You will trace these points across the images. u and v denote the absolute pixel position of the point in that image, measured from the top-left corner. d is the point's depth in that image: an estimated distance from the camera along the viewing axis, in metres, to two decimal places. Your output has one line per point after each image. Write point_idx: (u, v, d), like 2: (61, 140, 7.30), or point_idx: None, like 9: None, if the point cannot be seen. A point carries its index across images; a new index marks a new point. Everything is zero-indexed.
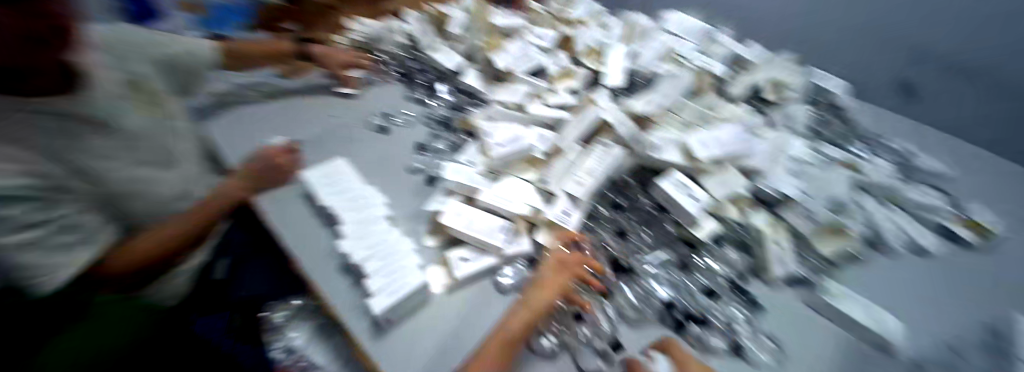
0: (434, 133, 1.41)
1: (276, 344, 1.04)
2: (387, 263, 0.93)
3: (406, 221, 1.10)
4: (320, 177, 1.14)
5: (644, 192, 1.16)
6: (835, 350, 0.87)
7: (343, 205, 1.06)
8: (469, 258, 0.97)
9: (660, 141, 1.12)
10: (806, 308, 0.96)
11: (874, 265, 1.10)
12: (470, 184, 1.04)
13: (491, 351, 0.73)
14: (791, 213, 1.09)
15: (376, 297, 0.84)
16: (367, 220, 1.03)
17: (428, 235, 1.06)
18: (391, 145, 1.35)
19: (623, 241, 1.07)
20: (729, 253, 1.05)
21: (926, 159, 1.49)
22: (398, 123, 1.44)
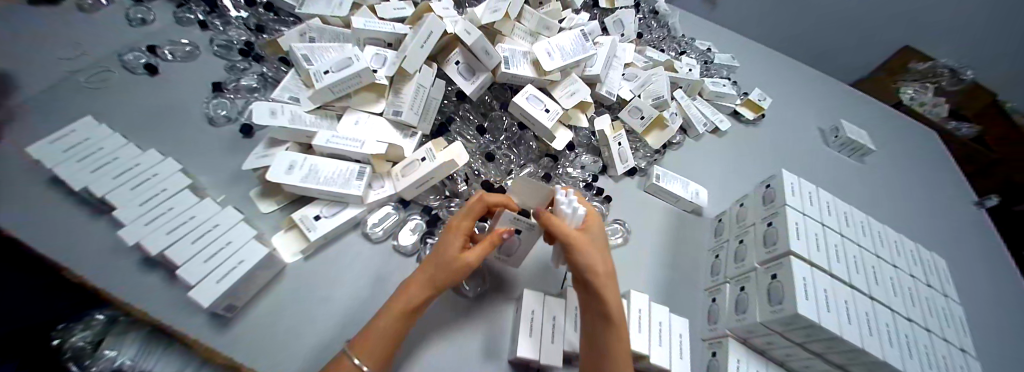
0: (232, 66, 1.15)
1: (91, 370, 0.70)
2: (207, 244, 0.74)
3: (225, 189, 0.89)
4: (67, 153, 0.81)
5: (505, 111, 1.14)
6: (662, 220, 1.13)
7: (118, 185, 0.78)
8: (324, 216, 0.84)
9: (510, 53, 1.03)
10: (642, 193, 1.19)
11: (684, 149, 1.38)
12: (296, 129, 0.85)
13: (390, 319, 0.64)
14: (626, 113, 1.23)
15: (197, 288, 0.67)
16: (165, 198, 0.78)
17: (261, 201, 0.87)
18: (177, 91, 1.06)
19: (493, 164, 1.06)
20: (581, 157, 1.19)
21: (719, 55, 1.82)
22: (173, 58, 1.14)
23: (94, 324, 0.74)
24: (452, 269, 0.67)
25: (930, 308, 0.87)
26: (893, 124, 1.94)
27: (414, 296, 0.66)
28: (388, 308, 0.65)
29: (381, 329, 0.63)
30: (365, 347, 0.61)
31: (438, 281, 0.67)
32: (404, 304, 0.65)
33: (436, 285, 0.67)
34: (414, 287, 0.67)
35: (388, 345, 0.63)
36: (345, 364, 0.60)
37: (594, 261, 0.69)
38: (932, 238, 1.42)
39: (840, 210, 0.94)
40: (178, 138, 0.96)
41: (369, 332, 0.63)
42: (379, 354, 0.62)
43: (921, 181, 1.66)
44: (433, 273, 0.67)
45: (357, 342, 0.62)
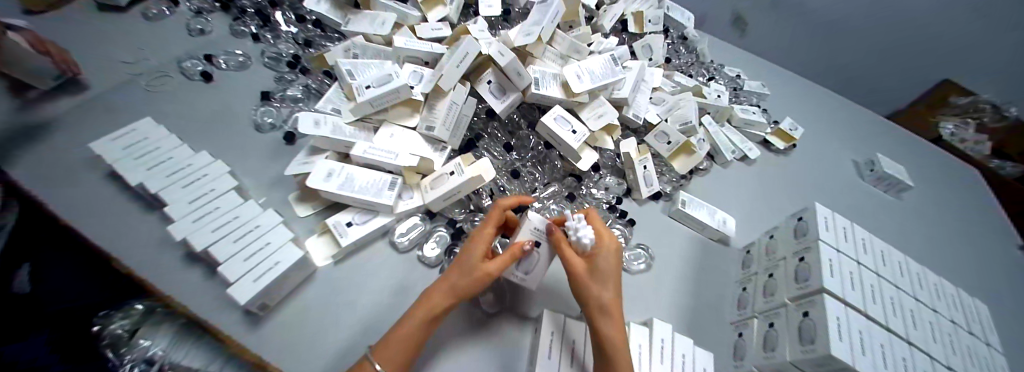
0: (280, 77, 1.23)
1: (124, 358, 0.73)
2: (247, 244, 0.78)
3: (266, 192, 0.94)
4: (129, 151, 0.88)
5: (532, 131, 1.17)
6: (686, 247, 1.12)
7: (171, 184, 0.84)
8: (356, 223, 0.87)
9: (540, 75, 1.06)
10: (666, 217, 1.18)
11: (710, 175, 1.37)
12: (336, 139, 0.89)
13: (409, 328, 0.65)
14: (652, 137, 1.23)
15: (236, 285, 0.71)
16: (212, 198, 0.84)
17: (298, 205, 0.91)
18: (229, 98, 1.14)
19: (519, 181, 1.09)
20: (605, 179, 1.19)
21: (749, 82, 1.81)
22: (227, 67, 1.23)
23: (133, 313, 0.77)
24: (474, 275, 0.68)
25: (976, 359, 0.82)
26: (934, 160, 1.85)
27: (438, 303, 0.67)
28: (411, 315, 0.66)
29: (401, 337, 0.64)
30: (387, 356, 0.63)
31: (461, 287, 0.67)
32: (427, 310, 0.66)
33: (459, 293, 0.67)
34: (437, 294, 0.68)
35: (407, 353, 0.64)
36: (367, 369, 0.62)
37: (596, 291, 0.69)
38: (979, 284, 1.34)
39: (876, 248, 0.90)
40: (226, 142, 1.03)
41: (390, 339, 0.64)
42: (398, 361, 0.63)
43: (965, 221, 1.58)
44: (456, 279, 0.68)
45: (378, 348, 0.64)
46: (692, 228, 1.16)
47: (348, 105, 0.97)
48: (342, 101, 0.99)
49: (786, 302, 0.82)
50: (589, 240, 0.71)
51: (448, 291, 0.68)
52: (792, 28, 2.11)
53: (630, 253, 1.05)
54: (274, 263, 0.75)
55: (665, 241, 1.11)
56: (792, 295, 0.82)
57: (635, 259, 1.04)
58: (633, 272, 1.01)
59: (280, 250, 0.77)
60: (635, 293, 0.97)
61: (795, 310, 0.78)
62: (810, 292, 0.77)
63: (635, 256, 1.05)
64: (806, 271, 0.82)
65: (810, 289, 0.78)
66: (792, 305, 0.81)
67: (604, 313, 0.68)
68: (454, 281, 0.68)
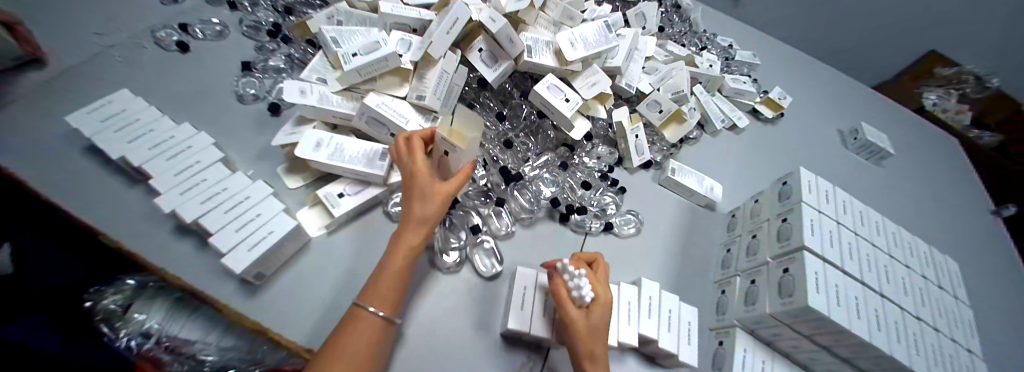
0: (260, 47, 1.18)
1: (120, 332, 0.73)
2: (238, 215, 0.77)
3: (254, 164, 0.93)
4: (105, 123, 0.85)
5: (525, 100, 1.16)
6: (674, 213, 1.14)
7: (154, 156, 0.82)
8: (347, 194, 0.87)
9: (532, 42, 1.04)
10: (655, 185, 1.20)
11: (700, 145, 1.38)
12: (323, 109, 0.87)
13: (394, 264, 0.66)
14: (644, 106, 1.23)
15: (231, 254, 0.71)
16: (199, 170, 0.82)
17: (289, 177, 0.90)
18: (208, 69, 1.09)
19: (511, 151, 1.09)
20: (598, 148, 1.19)
21: (740, 52, 1.80)
22: (204, 37, 1.17)
23: (125, 290, 0.77)
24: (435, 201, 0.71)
25: (942, 310, 0.87)
26: (916, 129, 1.90)
27: (410, 236, 0.69)
28: (391, 253, 0.67)
29: (390, 275, 0.65)
30: (378, 295, 0.62)
31: (428, 214, 0.70)
32: (403, 244, 0.67)
33: (428, 219, 0.70)
34: (407, 230, 0.69)
35: (397, 289, 0.64)
36: (363, 316, 0.60)
37: (578, 351, 0.67)
38: (950, 245, 1.40)
39: (855, 209, 0.94)
40: (208, 114, 1.00)
41: (377, 282, 0.64)
42: (390, 297, 0.63)
43: (941, 188, 1.63)
44: (421, 209, 0.70)
45: (366, 293, 0.63)
46: (682, 195, 1.19)
47: (334, 74, 0.94)
48: (328, 70, 0.96)
49: (770, 260, 0.86)
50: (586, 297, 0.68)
51: (415, 222, 0.69)
52: None
53: (620, 219, 1.08)
54: (266, 231, 0.75)
55: (653, 207, 1.13)
56: (774, 253, 0.86)
57: (624, 225, 1.07)
58: (623, 238, 1.03)
59: (272, 219, 0.77)
60: (624, 257, 1.00)
61: (778, 266, 0.82)
62: (792, 249, 0.81)
63: (625, 222, 1.07)
64: (789, 230, 0.85)
65: (792, 247, 0.81)
66: (775, 263, 0.85)
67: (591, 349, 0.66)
68: (418, 213, 0.70)
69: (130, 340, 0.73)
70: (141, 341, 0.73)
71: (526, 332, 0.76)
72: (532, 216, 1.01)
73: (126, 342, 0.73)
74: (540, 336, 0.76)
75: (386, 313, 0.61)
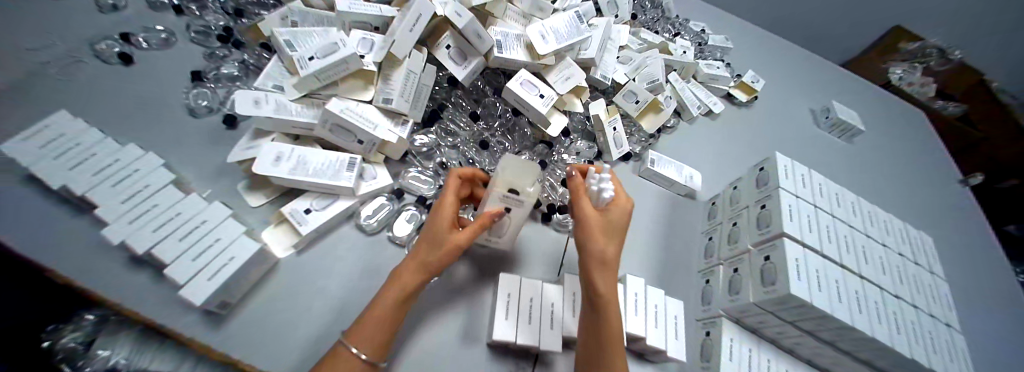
0: (209, 53, 1.10)
1: (84, 369, 0.74)
2: (195, 241, 0.72)
3: (211, 184, 0.86)
4: (38, 150, 0.77)
5: (499, 98, 1.13)
6: (656, 205, 1.14)
7: (99, 183, 0.75)
8: (315, 208, 0.82)
9: (502, 36, 1.00)
10: (637, 178, 1.19)
11: (679, 132, 1.38)
12: (281, 119, 0.82)
13: (384, 306, 0.64)
14: (620, 97, 1.21)
15: (190, 286, 0.66)
16: (148, 195, 0.76)
17: (250, 195, 0.85)
18: (156, 82, 1.01)
19: (488, 152, 1.06)
20: (577, 143, 1.17)
21: (713, 36, 1.80)
22: (149, 47, 1.08)
23: (83, 325, 0.77)
24: (444, 249, 0.68)
25: (917, 285, 0.90)
26: (882, 104, 1.96)
27: (408, 281, 0.67)
28: (384, 292, 0.66)
29: (377, 317, 0.63)
30: (362, 337, 0.61)
31: (430, 263, 0.68)
32: (403, 292, 0.66)
33: (429, 269, 0.68)
34: (406, 273, 0.68)
35: (384, 333, 0.63)
36: (345, 357, 0.60)
37: (601, 246, 0.70)
38: (918, 216, 1.46)
39: (832, 192, 0.96)
40: (156, 132, 0.92)
41: (362, 321, 0.63)
42: (375, 341, 0.62)
43: (907, 160, 1.69)
44: (425, 256, 0.68)
45: (351, 333, 0.62)
46: (664, 184, 1.18)
47: (292, 81, 0.88)
48: (284, 76, 0.90)
49: (751, 247, 0.86)
50: (608, 195, 0.73)
51: (421, 269, 0.68)
52: None
53: None
54: (227, 258, 0.70)
55: (635, 200, 1.12)
56: (752, 241, 0.87)
57: None
58: None
59: (233, 245, 0.72)
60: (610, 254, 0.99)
61: (757, 256, 0.83)
62: (772, 238, 0.81)
63: None
64: (767, 218, 0.86)
65: (771, 236, 0.82)
66: (754, 250, 0.85)
67: (604, 267, 0.69)
68: (420, 262, 0.68)
69: None
70: None
71: (513, 341, 0.75)
72: None
73: None
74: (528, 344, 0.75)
75: (369, 357, 0.61)
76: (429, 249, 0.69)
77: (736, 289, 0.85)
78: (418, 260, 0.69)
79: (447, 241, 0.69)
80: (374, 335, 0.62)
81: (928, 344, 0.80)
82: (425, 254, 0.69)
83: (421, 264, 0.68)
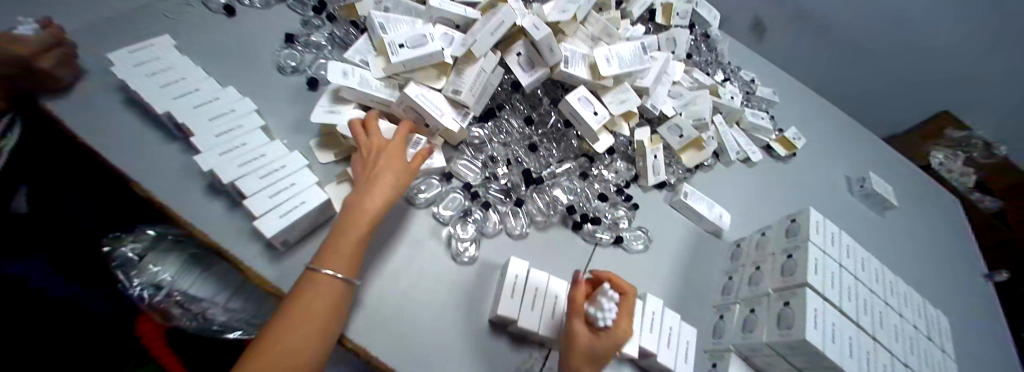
0: (305, 21, 1.22)
1: (133, 280, 0.83)
2: (274, 182, 0.81)
3: (290, 134, 0.96)
4: (154, 79, 0.87)
5: (554, 108, 1.20)
6: (682, 236, 1.17)
7: (200, 114, 0.85)
8: None
9: (569, 53, 1.07)
10: (667, 206, 1.23)
11: (713, 173, 1.42)
12: (364, 91, 0.90)
13: (355, 227, 0.65)
14: (665, 129, 1.27)
15: (265, 218, 0.73)
16: (241, 133, 0.86)
17: (320, 151, 0.94)
18: (253, 36, 1.13)
19: (534, 156, 1.13)
20: (616, 163, 1.23)
21: (762, 88, 1.84)
22: (251, 4, 1.20)
23: (144, 238, 0.89)
24: (405, 171, 0.75)
25: (931, 361, 0.91)
26: (921, 185, 1.94)
27: (379, 198, 0.69)
28: (349, 218, 0.65)
29: (349, 237, 0.64)
30: (333, 259, 0.61)
31: (398, 182, 0.72)
32: (370, 209, 0.67)
33: (396, 186, 0.72)
34: (371, 193, 0.69)
35: (356, 253, 0.64)
36: (318, 279, 0.59)
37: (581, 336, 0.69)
38: (940, 302, 1.45)
39: (858, 255, 0.98)
40: (248, 80, 1.02)
41: (333, 246, 0.62)
42: (348, 260, 0.62)
43: (938, 245, 1.68)
44: (393, 176, 0.72)
45: (320, 258, 0.61)
46: (690, 218, 1.22)
47: (376, 59, 0.98)
48: (370, 54, 1.00)
49: (773, 291, 0.89)
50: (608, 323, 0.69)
51: (389, 190, 0.71)
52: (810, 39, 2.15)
53: (630, 232, 1.11)
54: (304, 198, 0.79)
55: (662, 227, 1.17)
56: (776, 285, 0.89)
57: (633, 239, 1.10)
58: (631, 253, 1.06)
59: (304, 194, 0.79)
60: (633, 272, 1.03)
61: (780, 300, 0.85)
62: (796, 285, 0.85)
63: (634, 237, 1.10)
64: (793, 266, 0.89)
65: (796, 282, 0.85)
66: (776, 294, 0.88)
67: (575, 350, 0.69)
68: (390, 182, 0.71)
69: (142, 290, 0.84)
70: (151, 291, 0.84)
71: (535, 332, 0.79)
72: (548, 219, 1.04)
73: (139, 291, 0.83)
74: (527, 327, 0.78)
75: (345, 275, 0.61)
76: (389, 169, 0.73)
77: (751, 329, 0.87)
78: (386, 181, 0.71)
79: (400, 165, 0.75)
80: (344, 248, 0.62)
81: None
82: (391, 175, 0.72)
83: (392, 185, 0.71)
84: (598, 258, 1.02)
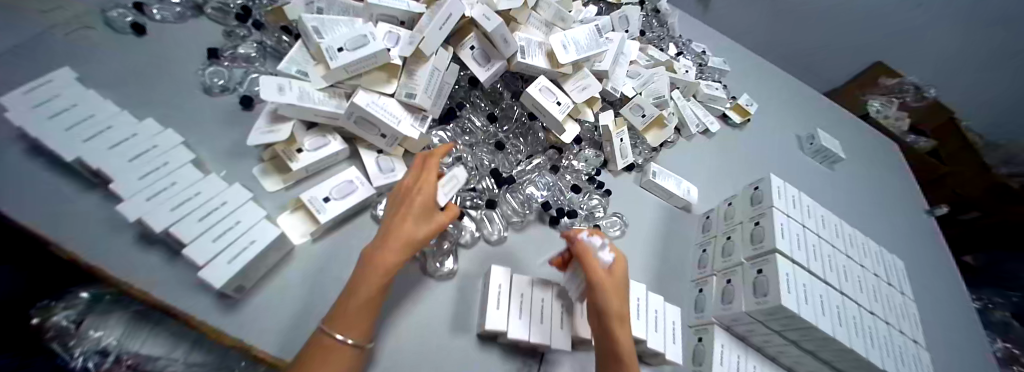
0: (229, 32, 1.09)
1: (74, 351, 0.72)
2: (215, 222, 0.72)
3: (228, 164, 0.86)
4: (52, 118, 0.74)
5: (515, 101, 1.15)
6: (655, 216, 1.19)
7: (114, 155, 0.74)
8: (334, 197, 0.83)
9: (525, 43, 1.03)
10: (638, 188, 1.24)
11: (678, 148, 1.45)
12: (305, 107, 0.82)
13: (367, 286, 0.63)
14: (629, 110, 1.26)
15: (211, 267, 0.65)
16: (168, 171, 0.76)
17: (266, 179, 0.86)
18: (170, 55, 1.00)
19: (501, 154, 1.09)
20: (584, 152, 1.20)
21: (713, 58, 1.89)
22: (162, 18, 1.06)
23: (79, 302, 0.75)
24: (431, 226, 0.71)
25: (890, 304, 0.99)
26: (861, 135, 2.09)
27: (392, 258, 0.66)
28: (365, 274, 0.64)
29: (357, 300, 0.62)
30: (345, 321, 0.60)
31: (419, 235, 0.69)
32: (388, 267, 0.65)
33: (416, 244, 0.68)
34: (386, 252, 0.65)
35: (367, 314, 0.62)
36: (328, 344, 0.58)
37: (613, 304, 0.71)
38: (889, 243, 1.58)
39: (819, 214, 1.04)
40: (170, 107, 0.90)
41: (345, 304, 0.61)
42: (359, 323, 0.61)
43: (881, 189, 1.82)
44: (413, 231, 0.68)
45: (332, 318, 0.60)
46: (661, 195, 1.24)
47: (315, 68, 0.89)
48: (308, 63, 0.90)
49: (746, 261, 0.92)
50: (609, 259, 0.77)
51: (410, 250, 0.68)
52: (751, 5, 2.24)
53: (607, 218, 1.11)
54: (255, 236, 0.71)
55: (637, 210, 1.18)
56: (750, 255, 0.92)
57: (610, 225, 1.10)
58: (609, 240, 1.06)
59: (252, 234, 0.71)
60: None
61: (753, 270, 0.88)
62: (766, 253, 0.88)
63: (611, 223, 1.11)
64: (762, 233, 0.92)
65: (766, 250, 0.88)
66: (750, 263, 0.91)
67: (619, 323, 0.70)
68: (408, 242, 0.68)
69: (86, 360, 0.72)
70: (98, 360, 0.72)
71: (525, 341, 0.77)
72: (523, 219, 1.01)
73: (82, 362, 0.72)
74: (517, 338, 0.76)
75: (356, 341, 0.60)
76: (415, 224, 0.69)
77: (730, 301, 0.90)
78: (404, 241, 0.67)
79: (427, 221, 0.71)
80: (360, 309, 0.61)
81: (898, 358, 0.88)
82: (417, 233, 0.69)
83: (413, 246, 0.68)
84: None
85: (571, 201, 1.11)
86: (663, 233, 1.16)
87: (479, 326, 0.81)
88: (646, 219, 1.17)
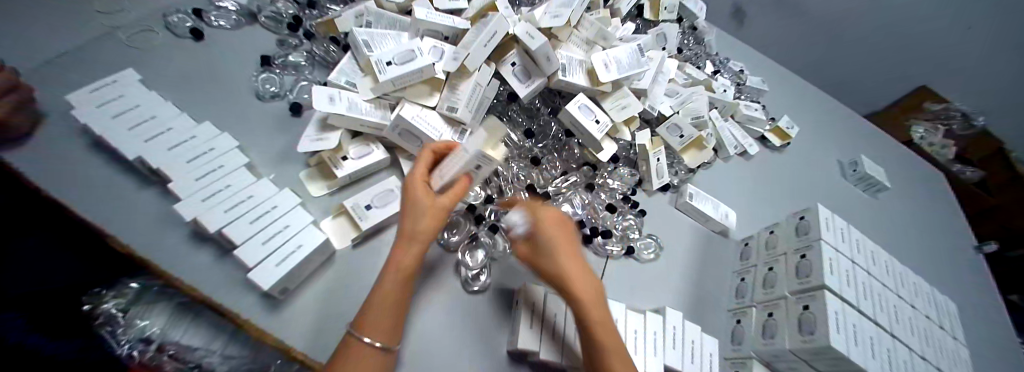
0: (282, 41, 1.13)
1: (120, 338, 0.71)
2: (264, 226, 0.74)
3: (276, 168, 0.89)
4: (118, 120, 0.79)
5: (554, 118, 1.16)
6: (690, 240, 1.15)
7: (175, 157, 0.77)
8: (376, 205, 0.84)
9: (566, 60, 1.03)
10: (673, 210, 1.21)
11: (714, 169, 1.41)
12: (352, 117, 0.84)
13: (391, 287, 0.63)
14: (665, 130, 1.24)
15: (259, 269, 0.67)
16: (223, 174, 0.79)
17: (311, 184, 0.88)
18: (226, 61, 1.04)
19: (537, 169, 1.09)
20: (620, 169, 1.19)
21: (752, 77, 1.83)
22: (220, 26, 1.11)
23: (128, 292, 0.76)
24: (428, 215, 0.67)
25: (944, 351, 0.92)
26: (909, 163, 1.98)
27: (403, 256, 0.65)
28: (388, 274, 0.64)
29: (385, 302, 0.62)
30: (373, 325, 0.60)
31: (419, 231, 0.66)
32: (397, 265, 0.65)
33: (422, 239, 0.67)
34: (395, 251, 0.66)
35: (394, 318, 0.62)
36: (355, 347, 0.59)
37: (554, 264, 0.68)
38: (939, 282, 1.48)
39: (868, 249, 0.98)
40: (225, 111, 0.94)
41: (371, 306, 0.62)
42: (387, 326, 0.61)
43: (930, 223, 1.71)
44: (411, 225, 0.66)
45: (361, 321, 0.61)
46: (698, 219, 1.20)
47: (363, 79, 0.91)
48: (357, 75, 0.93)
49: (791, 293, 0.88)
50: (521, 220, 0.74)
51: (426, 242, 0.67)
52: (793, 25, 2.17)
53: (641, 239, 1.09)
54: (301, 240, 0.73)
55: (672, 233, 1.15)
56: (795, 287, 0.88)
57: (645, 247, 1.07)
58: (643, 262, 1.04)
59: (298, 239, 0.73)
60: (647, 283, 1.01)
61: (799, 303, 0.84)
62: (812, 286, 0.83)
63: (645, 244, 1.08)
64: (809, 264, 0.88)
65: (813, 284, 0.83)
66: (796, 296, 0.86)
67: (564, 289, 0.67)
68: (419, 234, 0.66)
69: (130, 348, 0.71)
70: (141, 349, 0.72)
71: (556, 363, 0.75)
72: None
73: (126, 350, 0.71)
74: (549, 360, 0.75)
75: (384, 344, 0.60)
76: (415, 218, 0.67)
77: (771, 335, 0.86)
78: (414, 238, 0.66)
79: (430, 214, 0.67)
80: (383, 309, 0.61)
81: None
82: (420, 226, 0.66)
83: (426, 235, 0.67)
84: (612, 272, 0.99)
85: (605, 220, 1.09)
86: (699, 258, 1.12)
87: (510, 344, 0.80)
88: (681, 242, 1.14)
